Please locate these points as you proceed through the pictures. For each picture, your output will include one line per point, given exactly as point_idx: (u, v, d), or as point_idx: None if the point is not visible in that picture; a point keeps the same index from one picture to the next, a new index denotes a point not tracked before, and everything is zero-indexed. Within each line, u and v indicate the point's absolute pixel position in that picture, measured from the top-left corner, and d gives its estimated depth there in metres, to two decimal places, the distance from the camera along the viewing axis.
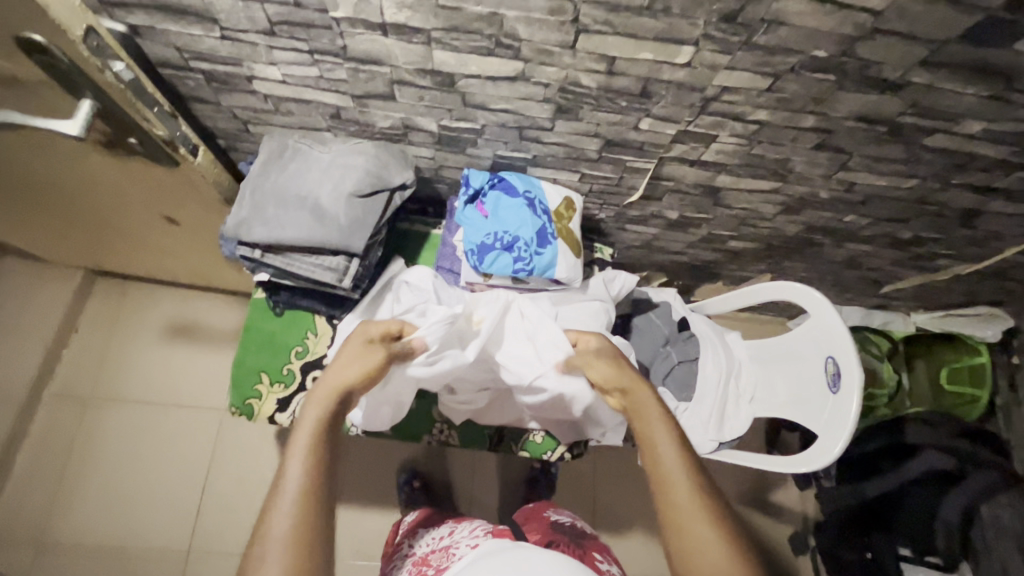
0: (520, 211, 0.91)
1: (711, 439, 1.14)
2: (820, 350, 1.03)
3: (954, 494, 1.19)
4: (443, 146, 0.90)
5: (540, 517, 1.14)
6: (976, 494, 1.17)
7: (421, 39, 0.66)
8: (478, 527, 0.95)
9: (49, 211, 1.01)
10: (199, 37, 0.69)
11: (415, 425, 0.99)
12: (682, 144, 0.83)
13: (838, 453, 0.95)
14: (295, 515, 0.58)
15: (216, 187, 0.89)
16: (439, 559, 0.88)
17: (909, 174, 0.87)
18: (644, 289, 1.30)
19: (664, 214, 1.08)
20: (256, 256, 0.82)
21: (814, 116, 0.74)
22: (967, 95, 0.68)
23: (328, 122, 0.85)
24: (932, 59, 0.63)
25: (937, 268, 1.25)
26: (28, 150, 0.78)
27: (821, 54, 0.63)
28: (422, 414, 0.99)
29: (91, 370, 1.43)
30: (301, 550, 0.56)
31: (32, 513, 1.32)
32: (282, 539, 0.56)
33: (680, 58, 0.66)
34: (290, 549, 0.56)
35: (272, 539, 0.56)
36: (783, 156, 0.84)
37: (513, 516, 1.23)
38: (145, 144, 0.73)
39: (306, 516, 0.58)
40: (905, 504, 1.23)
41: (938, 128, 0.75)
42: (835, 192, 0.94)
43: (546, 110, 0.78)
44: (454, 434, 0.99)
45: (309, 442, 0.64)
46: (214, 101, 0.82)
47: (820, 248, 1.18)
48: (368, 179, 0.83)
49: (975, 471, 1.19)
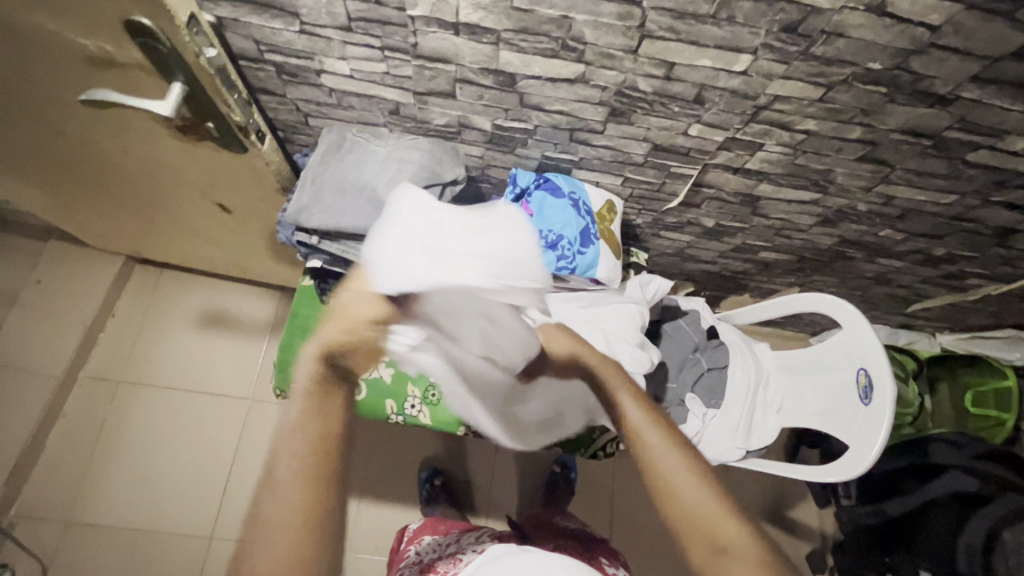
0: (565, 211, 0.93)
1: (737, 447, 1.15)
2: (853, 361, 1.05)
3: (979, 516, 1.15)
4: (493, 145, 0.93)
5: (548, 523, 1.13)
6: (997, 519, 1.13)
7: (490, 39, 0.70)
8: (483, 534, 0.97)
9: (106, 194, 1.05)
10: (279, 30, 0.73)
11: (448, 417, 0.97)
12: (728, 151, 0.86)
13: (872, 462, 0.96)
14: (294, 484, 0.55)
15: (276, 176, 0.92)
16: (444, 565, 0.88)
17: (949, 190, 0.89)
18: (673, 296, 1.31)
19: (700, 222, 1.10)
20: (313, 241, 0.86)
21: (861, 128, 0.77)
22: (1013, 112, 0.70)
23: (386, 118, 0.89)
24: (982, 74, 0.65)
25: (966, 288, 1.26)
26: (103, 129, 0.82)
27: (876, 67, 0.66)
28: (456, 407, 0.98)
29: (126, 353, 1.46)
30: (301, 525, 0.54)
31: (61, 492, 1.34)
32: (276, 525, 0.53)
33: (737, 66, 0.69)
34: (285, 530, 0.53)
35: (267, 521, 0.53)
36: (826, 167, 0.86)
37: (522, 522, 1.21)
38: (220, 128, 0.76)
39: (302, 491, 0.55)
40: (926, 524, 1.20)
41: (982, 143, 0.77)
42: (873, 205, 0.96)
43: (599, 113, 0.81)
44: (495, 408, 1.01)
45: (302, 403, 0.60)
46: (280, 93, 0.86)
47: (852, 261, 1.19)
48: (423, 173, 0.87)
49: (1003, 495, 1.16)
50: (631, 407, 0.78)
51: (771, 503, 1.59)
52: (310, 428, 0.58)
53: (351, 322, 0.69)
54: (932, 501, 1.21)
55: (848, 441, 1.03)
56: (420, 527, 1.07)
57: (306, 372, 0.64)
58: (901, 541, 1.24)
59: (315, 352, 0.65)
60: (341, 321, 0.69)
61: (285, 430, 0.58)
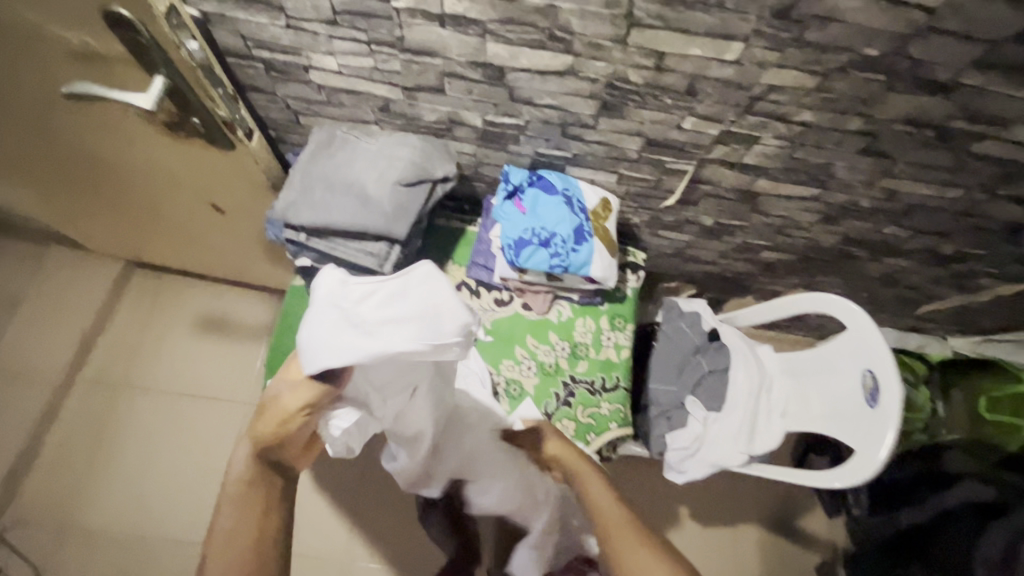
0: (559, 208, 0.92)
1: (740, 452, 1.11)
2: (857, 363, 1.02)
3: (994, 529, 1.10)
4: (485, 142, 0.92)
5: None
6: (1014, 532, 1.07)
7: (476, 31, 0.69)
8: None
9: (99, 197, 1.05)
10: (265, 25, 0.73)
11: None
12: (724, 145, 0.84)
13: (879, 467, 0.93)
14: (236, 528, 0.63)
15: (266, 174, 0.92)
16: None
17: (954, 184, 0.86)
18: (674, 299, 1.29)
19: (699, 220, 1.07)
20: (301, 239, 0.84)
21: (860, 119, 0.74)
22: (1018, 100, 0.68)
23: (376, 115, 0.88)
24: (986, 59, 0.63)
25: (976, 288, 1.22)
26: (91, 127, 0.82)
27: (873, 53, 0.64)
28: None
29: (124, 357, 1.47)
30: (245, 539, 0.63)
31: (56, 494, 1.35)
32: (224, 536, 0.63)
33: (729, 55, 0.67)
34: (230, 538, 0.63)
35: (220, 531, 0.63)
36: (825, 161, 0.84)
37: None
38: (206, 123, 0.76)
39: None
40: (941, 540, 1.16)
41: (987, 133, 0.74)
42: (876, 201, 0.93)
43: (591, 106, 0.79)
44: (603, 380, 1.00)
45: (227, 501, 0.64)
46: (269, 90, 0.85)
47: (858, 261, 1.16)
48: (412, 169, 0.85)
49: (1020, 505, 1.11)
50: (596, 487, 0.80)
51: (779, 512, 1.54)
52: (244, 524, 0.64)
53: (285, 414, 0.66)
54: (947, 510, 1.17)
55: (855, 445, 1.00)
56: None
57: (237, 469, 0.66)
58: (916, 554, 1.21)
59: (249, 446, 0.66)
60: (269, 416, 0.67)
61: (221, 536, 0.63)
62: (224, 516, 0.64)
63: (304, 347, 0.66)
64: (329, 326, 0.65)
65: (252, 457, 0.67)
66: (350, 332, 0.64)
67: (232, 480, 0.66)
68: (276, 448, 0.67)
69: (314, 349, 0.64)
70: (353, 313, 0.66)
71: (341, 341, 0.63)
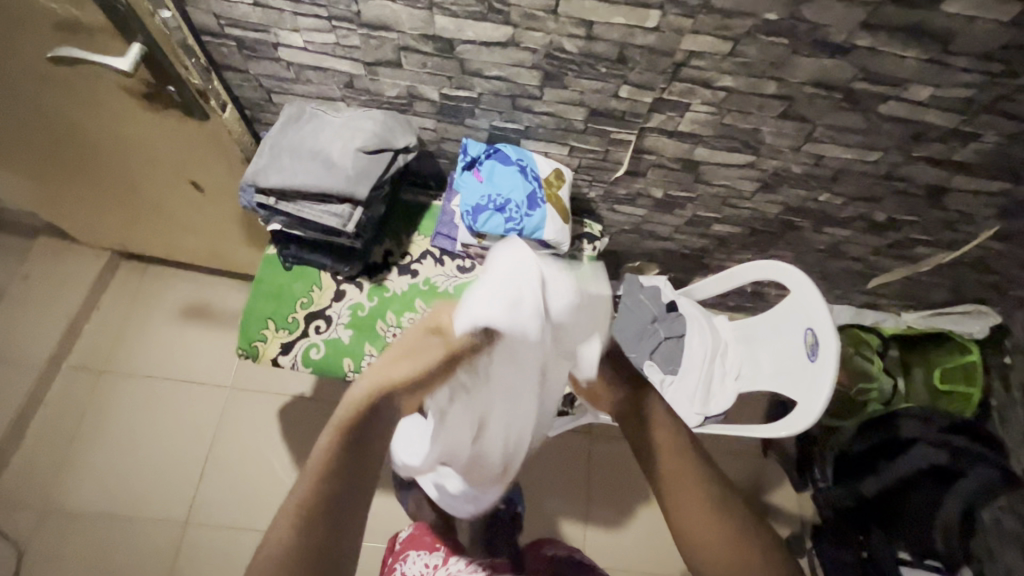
0: (513, 176, 0.99)
1: (696, 413, 1.18)
2: (800, 322, 1.08)
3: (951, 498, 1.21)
4: (443, 117, 0.99)
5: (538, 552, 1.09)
6: (972, 494, 1.20)
7: (424, 5, 0.77)
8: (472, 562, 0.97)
9: (86, 179, 1.12)
10: (235, 4, 0.80)
11: (280, 312, 1.02)
12: (659, 113, 0.92)
13: (819, 415, 0.99)
14: (325, 459, 0.59)
15: (240, 147, 0.99)
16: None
17: (872, 146, 0.93)
18: (635, 275, 1.36)
19: (650, 192, 1.15)
20: (270, 202, 0.90)
21: (775, 82, 0.82)
22: (908, 59, 0.76)
23: (342, 91, 0.96)
24: (871, 20, 0.71)
25: (916, 258, 1.29)
26: (77, 104, 0.89)
27: (773, 17, 0.72)
28: (285, 299, 1.02)
29: (109, 344, 1.52)
30: (323, 473, 0.58)
31: (40, 476, 1.38)
32: (313, 460, 0.59)
33: (649, 22, 0.75)
34: (314, 467, 0.59)
35: (312, 456, 0.59)
36: (752, 126, 0.92)
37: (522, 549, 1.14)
38: (181, 92, 0.84)
39: (297, 532, 0.55)
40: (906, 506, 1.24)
41: (888, 94, 0.82)
42: (806, 166, 1.01)
43: (535, 77, 0.87)
44: None
45: (332, 428, 0.61)
46: (243, 69, 0.93)
47: (802, 232, 1.24)
48: (374, 138, 0.92)
49: (974, 469, 1.20)
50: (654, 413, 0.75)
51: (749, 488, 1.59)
52: (332, 461, 0.59)
53: (418, 353, 0.63)
54: (907, 479, 1.23)
55: (799, 398, 1.06)
56: (408, 538, 1.11)
57: (353, 399, 0.62)
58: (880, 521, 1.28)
59: (373, 377, 0.63)
60: (415, 360, 0.63)
61: (314, 457, 0.59)
62: (320, 444, 0.60)
63: (476, 299, 0.59)
64: (516, 294, 0.58)
65: (370, 389, 0.63)
66: (526, 318, 0.57)
67: (344, 408, 0.62)
68: (394, 390, 0.63)
69: (485, 308, 0.58)
70: (546, 304, 0.59)
71: (524, 316, 0.57)
